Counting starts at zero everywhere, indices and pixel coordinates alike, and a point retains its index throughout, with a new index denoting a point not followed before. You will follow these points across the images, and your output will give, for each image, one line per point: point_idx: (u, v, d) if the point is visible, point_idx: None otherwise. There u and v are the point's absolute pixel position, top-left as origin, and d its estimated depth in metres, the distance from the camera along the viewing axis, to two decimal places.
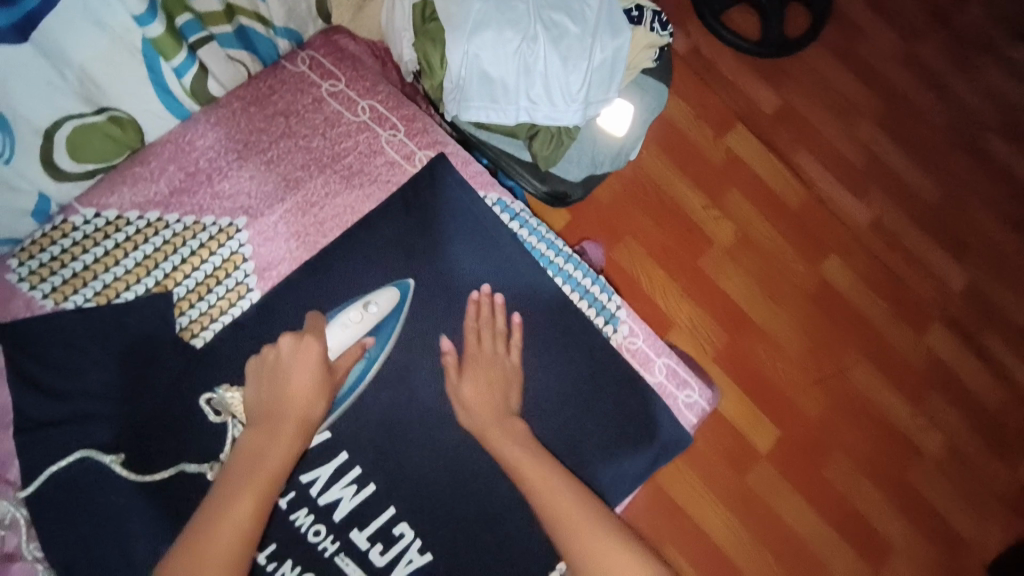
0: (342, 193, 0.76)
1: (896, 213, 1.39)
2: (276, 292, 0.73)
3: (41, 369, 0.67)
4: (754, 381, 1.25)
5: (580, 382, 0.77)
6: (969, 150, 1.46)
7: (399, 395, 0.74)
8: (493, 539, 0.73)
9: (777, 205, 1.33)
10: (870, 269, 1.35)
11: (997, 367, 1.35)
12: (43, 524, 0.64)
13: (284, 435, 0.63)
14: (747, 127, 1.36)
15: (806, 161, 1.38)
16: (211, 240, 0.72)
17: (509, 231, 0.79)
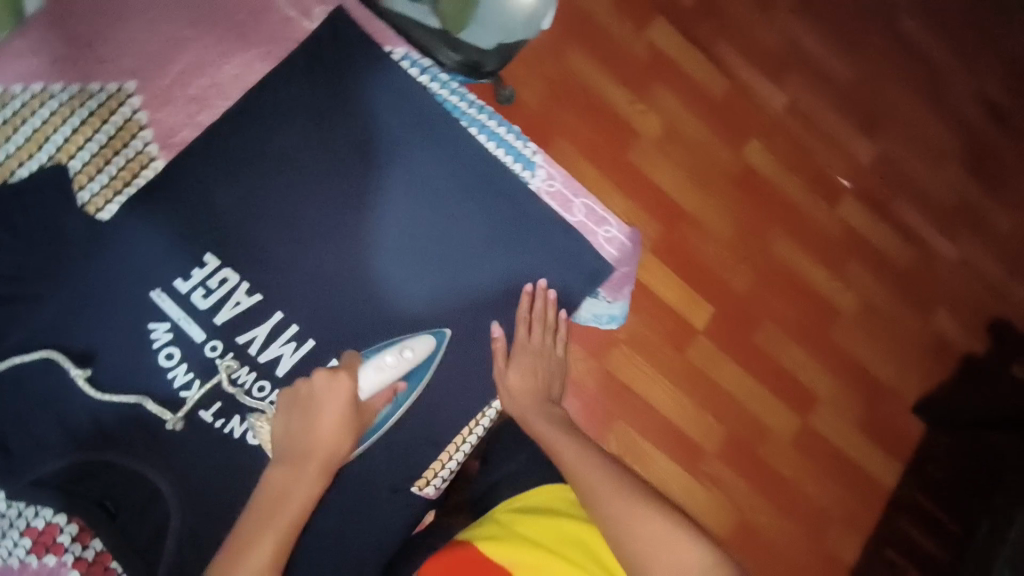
0: (238, 53, 0.74)
1: (813, 95, 1.45)
2: (182, 158, 0.71)
3: None
4: (687, 264, 1.35)
5: (504, 225, 0.81)
6: (885, 26, 1.49)
7: (326, 252, 0.75)
8: (448, 396, 0.77)
9: (701, 95, 1.37)
10: (788, 149, 1.42)
11: (905, 229, 1.46)
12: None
13: (309, 477, 0.61)
14: (667, 18, 1.38)
15: (726, 50, 1.42)
16: (101, 107, 0.70)
17: (415, 82, 0.80)
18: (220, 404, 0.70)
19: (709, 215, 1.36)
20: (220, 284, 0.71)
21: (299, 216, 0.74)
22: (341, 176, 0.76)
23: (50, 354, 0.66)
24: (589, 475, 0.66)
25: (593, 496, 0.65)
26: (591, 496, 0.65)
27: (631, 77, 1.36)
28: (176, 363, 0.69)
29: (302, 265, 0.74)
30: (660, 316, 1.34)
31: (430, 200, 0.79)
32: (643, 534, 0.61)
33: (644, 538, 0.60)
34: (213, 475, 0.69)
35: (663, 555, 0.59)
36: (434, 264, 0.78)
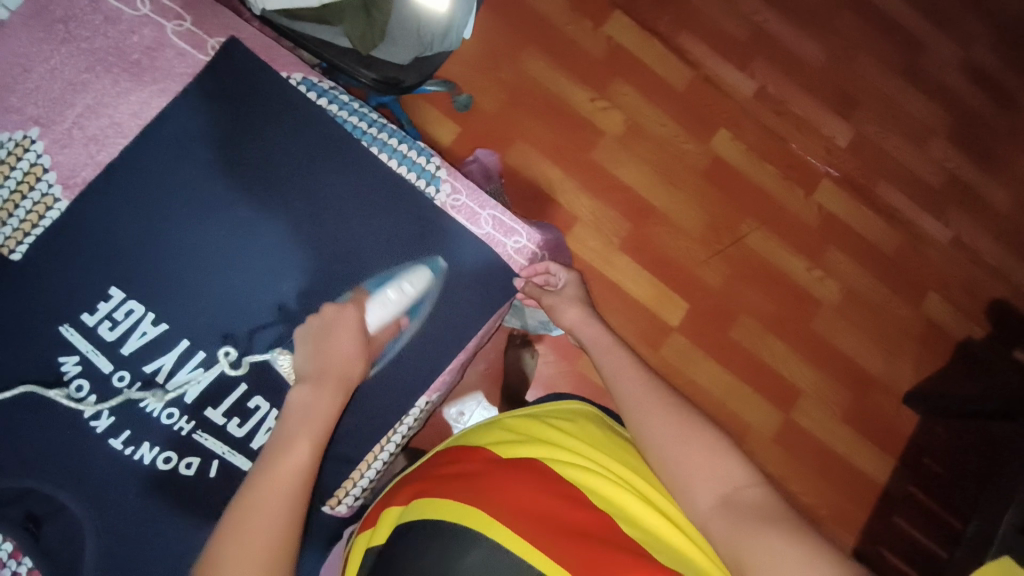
0: (136, 91, 0.76)
1: (780, 78, 1.55)
2: (81, 198, 0.74)
3: None
4: (657, 260, 1.46)
5: (407, 236, 0.81)
6: (852, 7, 1.59)
7: (230, 278, 0.76)
8: (376, 413, 0.79)
9: (664, 89, 1.51)
10: (755, 137, 1.52)
11: (886, 210, 1.52)
12: None
13: (330, 389, 0.67)
14: (625, 14, 1.53)
15: (690, 42, 1.54)
16: (9, 155, 0.73)
17: (315, 106, 0.81)
18: (128, 432, 0.72)
19: (675, 209, 1.48)
20: (125, 316, 0.73)
21: (198, 245, 0.76)
22: (242, 198, 0.77)
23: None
24: (639, 398, 0.72)
25: (637, 416, 0.71)
26: (639, 418, 0.71)
27: (589, 75, 1.50)
28: (85, 395, 0.72)
29: (209, 290, 0.76)
30: (633, 313, 1.45)
31: (333, 218, 0.80)
32: (688, 448, 0.66)
33: (683, 460, 0.65)
34: (129, 501, 0.71)
35: (702, 472, 0.64)
36: (342, 278, 0.79)
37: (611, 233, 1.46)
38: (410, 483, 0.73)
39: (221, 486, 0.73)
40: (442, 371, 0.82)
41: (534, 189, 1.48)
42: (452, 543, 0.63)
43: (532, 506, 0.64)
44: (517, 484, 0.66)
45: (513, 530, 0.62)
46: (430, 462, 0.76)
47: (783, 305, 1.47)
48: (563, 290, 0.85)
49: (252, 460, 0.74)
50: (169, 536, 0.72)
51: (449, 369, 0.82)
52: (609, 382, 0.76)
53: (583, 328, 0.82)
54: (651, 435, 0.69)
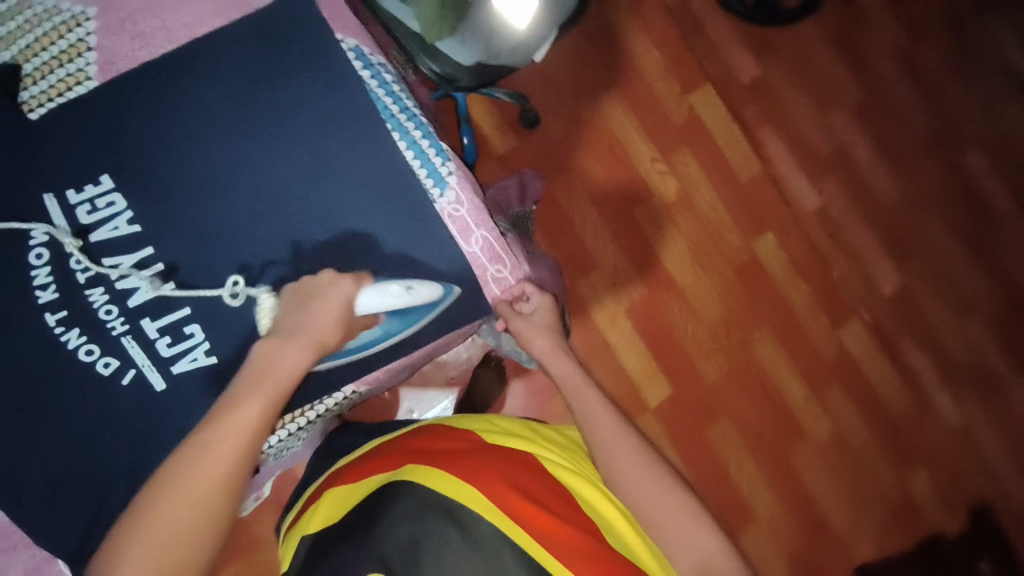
0: (195, 6, 0.81)
1: (845, 204, 1.60)
2: (111, 83, 0.76)
3: None
4: (663, 336, 1.48)
5: (394, 223, 0.80)
6: (943, 164, 1.65)
7: (213, 209, 0.77)
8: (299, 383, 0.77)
9: (727, 173, 1.55)
10: (801, 252, 1.56)
11: (905, 371, 1.57)
12: None
13: (298, 348, 0.67)
14: (715, 89, 1.57)
15: (769, 138, 1.59)
16: (61, 25, 0.77)
17: (355, 72, 0.81)
18: (66, 313, 0.73)
19: (697, 294, 1.51)
20: (105, 207, 0.75)
21: (198, 161, 0.77)
22: (253, 135, 0.78)
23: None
24: (612, 444, 0.79)
25: (612, 468, 0.78)
26: (615, 470, 0.77)
27: (659, 136, 1.53)
28: (41, 264, 0.73)
29: (189, 211, 0.76)
30: (616, 379, 1.45)
31: (332, 182, 0.79)
32: (666, 504, 0.74)
33: (665, 515, 0.74)
34: (39, 375, 0.72)
35: (682, 532, 0.73)
36: (316, 247, 0.78)
37: (626, 294, 1.48)
38: (397, 451, 0.83)
39: (129, 396, 0.73)
40: (397, 359, 0.82)
41: (565, 225, 1.47)
42: (445, 513, 0.71)
43: (509, 478, 0.76)
44: (496, 467, 0.78)
45: (506, 513, 0.71)
46: (414, 432, 0.87)
47: (770, 427, 1.50)
48: (536, 317, 0.89)
49: (168, 384, 0.73)
50: (63, 423, 0.72)
51: (387, 368, 0.82)
52: (583, 429, 0.82)
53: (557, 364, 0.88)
54: (626, 484, 0.76)
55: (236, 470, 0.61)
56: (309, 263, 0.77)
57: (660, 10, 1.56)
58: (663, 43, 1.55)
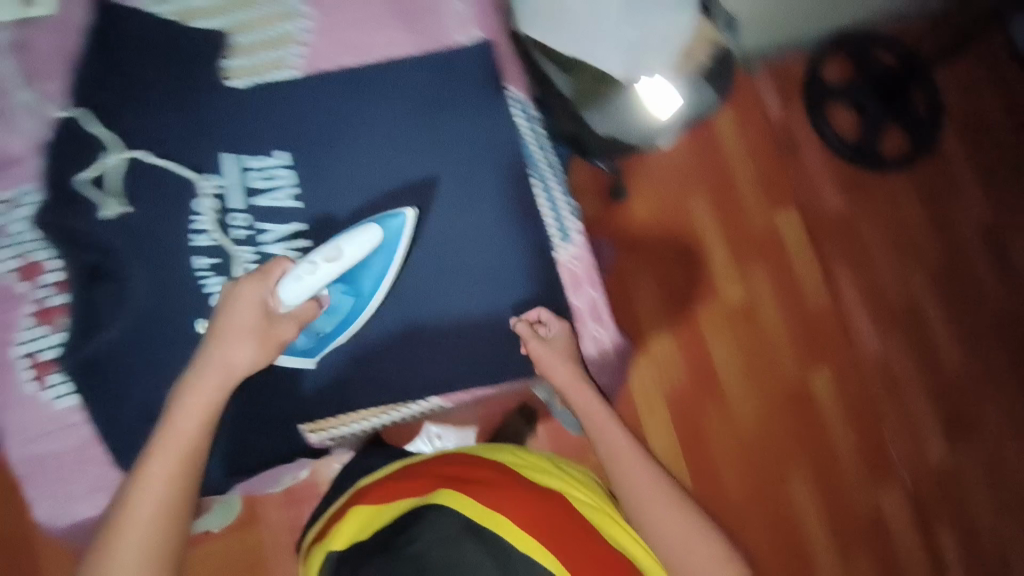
0: (397, 33, 0.87)
1: (904, 360, 1.61)
2: (311, 77, 0.84)
3: (122, 58, 0.80)
4: (698, 438, 1.49)
5: (516, 262, 0.84)
6: (1010, 349, 1.64)
7: (362, 206, 0.84)
8: (385, 383, 0.81)
9: (797, 299, 1.58)
10: (852, 395, 1.57)
11: (931, 545, 1.53)
12: (58, 168, 0.77)
13: (210, 384, 0.68)
14: (801, 214, 1.63)
15: (843, 275, 1.63)
16: (282, 17, 0.84)
17: (509, 116, 0.88)
18: (215, 261, 0.79)
19: (741, 406, 1.52)
20: (269, 179, 0.82)
21: (364, 160, 0.84)
22: (407, 153, 0.85)
23: (131, 155, 0.78)
24: (653, 504, 0.79)
25: (658, 531, 0.78)
26: (663, 534, 0.77)
27: (738, 244, 1.59)
28: (202, 213, 0.79)
29: (341, 203, 0.84)
30: None
31: (469, 210, 0.85)
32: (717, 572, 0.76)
33: None
34: (169, 311, 0.77)
35: None
36: (441, 265, 0.83)
37: (672, 386, 1.50)
38: (430, 474, 0.83)
39: None
40: (483, 386, 0.84)
41: (629, 303, 1.51)
42: (487, 543, 0.72)
43: (545, 514, 0.76)
44: (524, 497, 0.77)
45: (550, 556, 0.71)
46: (441, 457, 0.87)
47: (783, 560, 1.47)
48: (550, 344, 0.80)
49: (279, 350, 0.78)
50: (176, 358, 0.77)
51: (471, 391, 0.84)
52: (616, 482, 0.82)
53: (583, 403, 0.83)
54: (675, 551, 0.77)
55: (166, 516, 0.66)
56: (432, 276, 0.83)
57: (764, 129, 1.64)
58: (760, 159, 1.63)
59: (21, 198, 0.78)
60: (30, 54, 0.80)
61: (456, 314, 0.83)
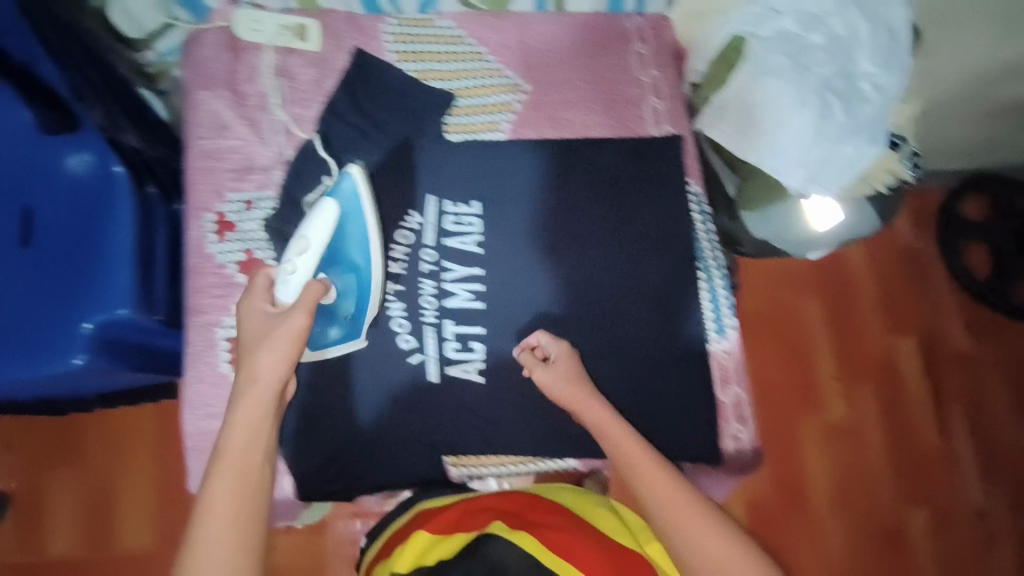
0: (597, 115, 0.95)
1: (1009, 517, 1.52)
2: (518, 143, 0.93)
3: (365, 100, 0.92)
4: (778, 553, 1.44)
5: (670, 345, 0.88)
6: None
7: (537, 264, 0.90)
8: (526, 434, 0.85)
9: (904, 430, 1.54)
10: (948, 542, 1.49)
11: None
12: (293, 183, 0.88)
13: (256, 401, 0.68)
14: (920, 342, 1.58)
15: (955, 415, 1.56)
16: (502, 86, 0.94)
17: (687, 212, 0.92)
18: (402, 288, 0.87)
19: (829, 530, 1.47)
20: (464, 223, 0.90)
21: (548, 222, 0.92)
22: (581, 224, 0.92)
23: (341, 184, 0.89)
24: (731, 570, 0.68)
25: None
26: None
27: (848, 361, 1.55)
28: (402, 243, 0.88)
29: (519, 259, 0.90)
30: None
31: (634, 289, 0.90)
32: None
33: None
34: None
35: None
36: (603, 334, 0.88)
37: (758, 493, 1.47)
38: (483, 505, 0.80)
39: (411, 372, 0.85)
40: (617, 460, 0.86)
41: None
42: None
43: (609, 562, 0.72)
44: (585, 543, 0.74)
45: None
46: (497, 492, 0.84)
47: None
48: (547, 370, 0.79)
49: (440, 380, 0.85)
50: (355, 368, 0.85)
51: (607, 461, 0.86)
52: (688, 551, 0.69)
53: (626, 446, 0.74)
54: None
55: (232, 545, 0.64)
56: (592, 342, 0.88)
57: (890, 248, 1.62)
58: (885, 275, 1.60)
59: (259, 201, 0.87)
60: (289, 78, 0.90)
61: (606, 381, 0.87)
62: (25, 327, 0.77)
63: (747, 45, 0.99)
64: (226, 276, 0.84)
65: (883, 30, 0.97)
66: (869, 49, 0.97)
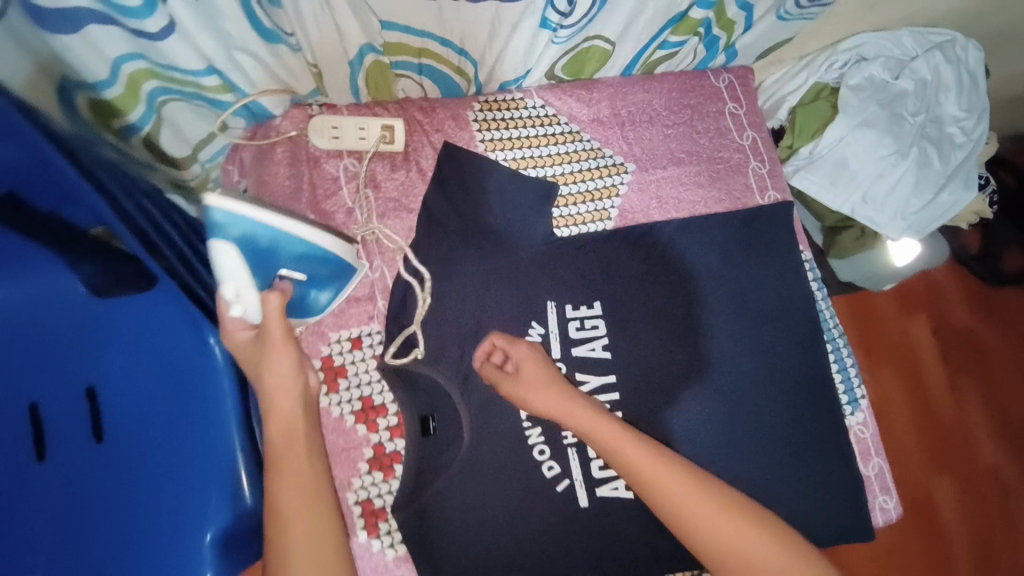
0: (704, 188, 0.89)
1: None
2: (631, 230, 0.86)
3: (460, 200, 0.82)
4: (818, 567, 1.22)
5: (809, 426, 0.85)
6: None
7: (665, 361, 0.84)
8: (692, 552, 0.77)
9: (927, 407, 1.34)
10: (986, 518, 1.30)
11: None
12: (397, 309, 0.78)
13: (284, 411, 0.64)
14: (931, 318, 1.39)
15: (973, 387, 1.37)
16: (605, 168, 0.87)
17: (807, 285, 0.89)
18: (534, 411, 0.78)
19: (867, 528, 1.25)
20: (591, 328, 0.82)
21: (669, 311, 0.85)
22: (699, 308, 0.86)
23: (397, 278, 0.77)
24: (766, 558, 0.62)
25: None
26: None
27: (866, 345, 1.36)
28: None
29: (649, 356, 0.84)
30: None
31: (765, 372, 0.86)
32: None
33: None
34: (494, 466, 0.76)
35: None
36: (745, 424, 0.84)
37: None
38: None
39: (560, 503, 0.77)
40: None
41: None
42: None
43: None
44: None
45: None
46: None
47: None
48: (513, 378, 0.72)
49: (590, 502, 0.77)
50: (498, 510, 0.75)
51: None
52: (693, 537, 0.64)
53: (655, 474, 0.66)
54: None
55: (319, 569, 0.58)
56: (736, 437, 0.83)
57: None
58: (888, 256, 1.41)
59: (365, 337, 0.77)
60: (376, 187, 0.81)
61: (753, 474, 0.83)
62: (132, 545, 0.64)
63: (836, 96, 0.96)
64: (348, 432, 0.75)
65: (968, 73, 0.95)
66: (956, 93, 0.95)
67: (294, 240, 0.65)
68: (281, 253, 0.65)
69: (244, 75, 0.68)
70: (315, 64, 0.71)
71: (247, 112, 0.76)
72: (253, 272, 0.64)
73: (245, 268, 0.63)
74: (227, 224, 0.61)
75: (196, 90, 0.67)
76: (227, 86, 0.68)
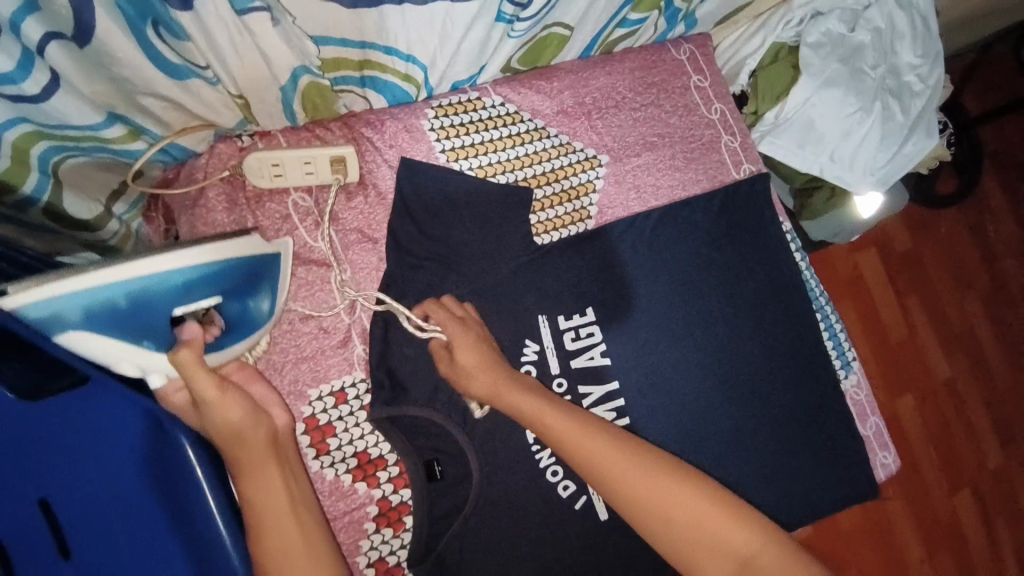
0: (680, 170, 0.86)
1: (972, 385, 1.40)
2: (612, 227, 0.81)
3: (429, 221, 0.75)
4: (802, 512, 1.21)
5: (809, 396, 0.86)
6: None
7: (663, 357, 0.81)
8: None
9: (880, 335, 1.34)
10: (937, 421, 1.36)
11: None
12: (379, 353, 0.71)
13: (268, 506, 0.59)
14: (877, 250, 1.35)
15: (915, 305, 1.37)
16: (578, 164, 0.81)
17: (791, 257, 0.89)
18: None
19: None
20: (586, 336, 0.78)
21: (660, 304, 0.82)
22: (688, 296, 0.83)
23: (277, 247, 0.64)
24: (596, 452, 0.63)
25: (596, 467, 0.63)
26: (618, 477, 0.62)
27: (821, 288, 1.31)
28: None
29: (648, 355, 0.80)
30: None
31: (761, 350, 0.85)
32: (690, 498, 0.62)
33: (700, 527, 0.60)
34: (510, 500, 0.72)
35: None
36: (749, 408, 0.83)
37: None
38: None
39: (582, 525, 0.73)
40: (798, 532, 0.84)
41: None
42: None
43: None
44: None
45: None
46: None
47: None
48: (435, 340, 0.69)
49: (610, 514, 0.74)
50: (522, 545, 0.71)
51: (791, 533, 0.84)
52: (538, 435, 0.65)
53: (510, 401, 0.66)
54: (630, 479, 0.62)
55: None
56: (743, 423, 0.83)
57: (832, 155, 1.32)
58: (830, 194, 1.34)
59: (350, 388, 0.70)
60: (335, 221, 0.73)
61: (763, 455, 0.82)
62: None
63: (796, 56, 0.93)
64: (349, 493, 0.69)
65: (921, 14, 0.93)
66: (909, 40, 0.93)
67: (153, 279, 0.50)
68: (159, 306, 0.52)
69: (155, 117, 0.59)
70: (239, 95, 0.61)
71: (162, 154, 0.66)
72: (139, 340, 0.52)
73: (123, 341, 0.51)
74: (56, 312, 0.46)
75: (99, 144, 0.56)
76: (135, 133, 0.59)
